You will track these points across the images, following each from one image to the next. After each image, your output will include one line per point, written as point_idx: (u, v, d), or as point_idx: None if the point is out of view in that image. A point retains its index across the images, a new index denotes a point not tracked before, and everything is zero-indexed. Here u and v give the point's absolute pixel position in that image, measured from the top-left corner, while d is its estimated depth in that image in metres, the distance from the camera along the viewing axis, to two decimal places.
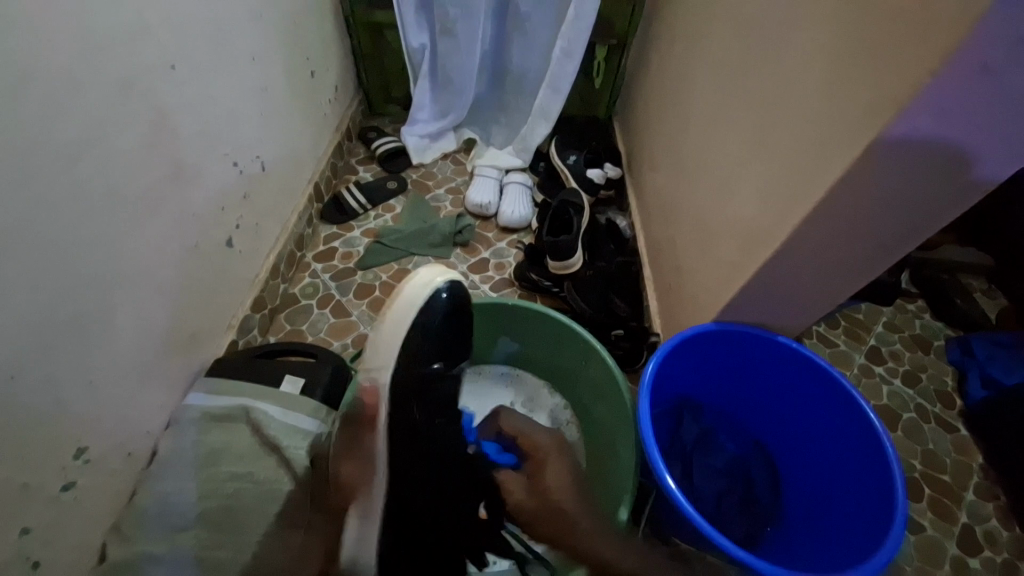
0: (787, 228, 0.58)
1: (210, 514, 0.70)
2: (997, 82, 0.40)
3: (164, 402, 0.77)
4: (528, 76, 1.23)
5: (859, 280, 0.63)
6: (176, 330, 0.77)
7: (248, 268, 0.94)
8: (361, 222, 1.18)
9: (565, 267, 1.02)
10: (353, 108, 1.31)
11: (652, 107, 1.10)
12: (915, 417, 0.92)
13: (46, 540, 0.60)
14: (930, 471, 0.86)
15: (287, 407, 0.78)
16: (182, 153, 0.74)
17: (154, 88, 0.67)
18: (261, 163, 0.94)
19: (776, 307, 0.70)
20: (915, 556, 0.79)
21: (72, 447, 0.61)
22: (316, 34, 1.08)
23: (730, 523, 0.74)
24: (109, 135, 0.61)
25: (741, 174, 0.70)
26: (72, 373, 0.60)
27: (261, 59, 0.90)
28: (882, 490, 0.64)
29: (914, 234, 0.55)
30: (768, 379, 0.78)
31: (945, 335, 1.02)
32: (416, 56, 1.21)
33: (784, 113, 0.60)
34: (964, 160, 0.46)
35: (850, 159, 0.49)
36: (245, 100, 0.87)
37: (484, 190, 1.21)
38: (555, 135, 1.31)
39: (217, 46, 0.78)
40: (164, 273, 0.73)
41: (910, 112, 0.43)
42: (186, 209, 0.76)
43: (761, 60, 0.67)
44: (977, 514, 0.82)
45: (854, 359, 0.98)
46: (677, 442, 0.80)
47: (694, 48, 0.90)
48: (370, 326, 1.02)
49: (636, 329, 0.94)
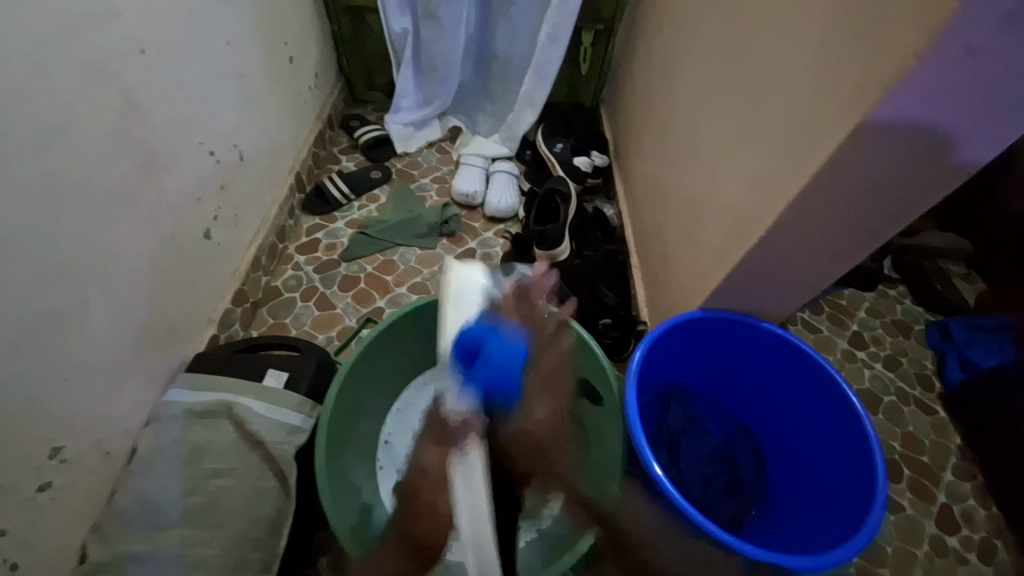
0: (773, 215, 0.57)
1: (193, 513, 0.68)
2: (982, 62, 0.40)
3: (143, 399, 0.75)
4: (513, 62, 1.20)
5: (844, 265, 0.63)
6: (153, 325, 0.75)
7: (228, 261, 0.92)
8: (345, 213, 1.16)
9: (552, 257, 1.01)
10: (334, 96, 1.28)
11: (639, 92, 1.09)
12: (895, 400, 0.94)
13: (22, 541, 0.58)
14: (909, 453, 0.88)
15: (270, 401, 0.76)
16: (155, 141, 0.71)
17: (124, 72, 0.65)
18: (239, 152, 0.91)
19: (762, 294, 0.71)
20: (894, 536, 0.81)
21: (47, 447, 0.60)
22: (294, 18, 1.04)
23: (715, 506, 0.75)
24: (75, 121, 0.59)
25: (727, 159, 0.70)
26: (45, 371, 0.58)
27: (237, 43, 0.87)
28: (864, 470, 0.66)
29: (898, 218, 0.55)
30: (754, 366, 0.79)
31: (925, 320, 1.04)
32: (398, 41, 1.18)
33: (769, 97, 0.60)
34: (949, 143, 0.46)
35: (836, 143, 0.48)
36: (221, 86, 0.84)
37: (470, 179, 1.19)
38: (542, 123, 1.29)
39: (189, 28, 0.75)
40: (140, 266, 0.71)
41: (896, 94, 0.43)
42: (160, 200, 0.73)
43: (748, 42, 0.66)
44: (954, 493, 0.85)
45: (837, 344, 1.00)
46: (664, 429, 0.81)
47: (680, 31, 0.89)
48: (356, 319, 1.00)
49: (623, 318, 0.94)
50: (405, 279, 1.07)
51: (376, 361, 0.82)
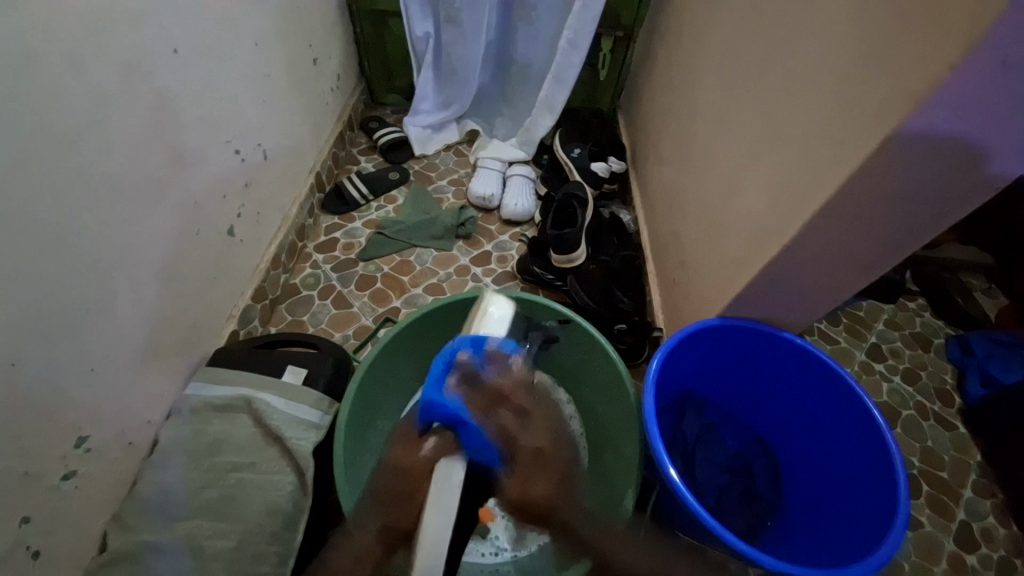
0: (797, 224, 0.57)
1: (211, 505, 0.69)
2: (1018, 76, 0.40)
3: (165, 392, 0.76)
4: (532, 67, 1.21)
5: (868, 276, 0.62)
6: (177, 319, 0.76)
7: (249, 258, 0.93)
8: (363, 213, 1.17)
9: (568, 261, 1.00)
10: (355, 97, 1.30)
11: (658, 99, 1.09)
12: (914, 414, 0.93)
13: (47, 527, 0.60)
14: (928, 468, 0.87)
15: (290, 397, 0.77)
16: (183, 139, 0.72)
17: (156, 71, 0.66)
18: (263, 151, 0.92)
19: (782, 304, 0.71)
20: (913, 552, 0.80)
21: (73, 435, 0.61)
22: (318, 21, 1.06)
23: (730, 516, 0.75)
24: (109, 118, 0.60)
25: (749, 168, 0.70)
26: (73, 361, 0.59)
27: (264, 44, 0.88)
28: (885, 485, 0.65)
29: (925, 230, 0.55)
30: (772, 376, 0.78)
31: (945, 334, 1.02)
32: (419, 45, 1.20)
33: (795, 107, 0.60)
34: (980, 156, 0.46)
35: (865, 154, 0.48)
36: (248, 85, 0.85)
37: (487, 182, 1.20)
38: (559, 127, 1.30)
39: (220, 28, 0.77)
40: (166, 261, 0.72)
41: (928, 107, 0.42)
42: (187, 197, 0.74)
43: (773, 52, 0.66)
44: (974, 511, 0.83)
45: (855, 356, 0.99)
46: (680, 437, 0.81)
47: (702, 39, 0.89)
48: (372, 318, 1.01)
49: (639, 324, 0.94)
50: (421, 280, 1.07)
51: (392, 361, 0.82)
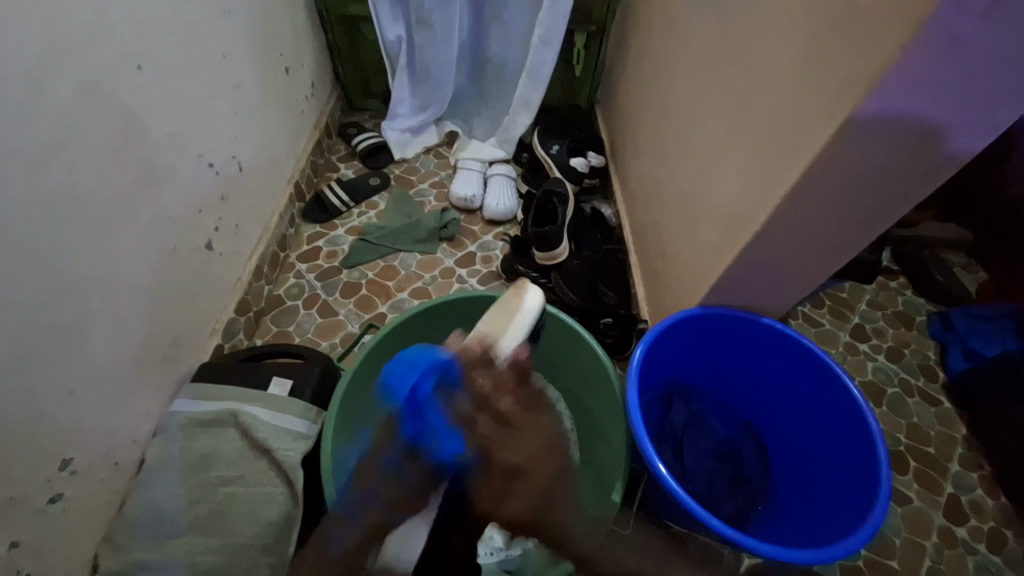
0: (765, 210, 0.58)
1: (203, 520, 0.70)
2: (968, 52, 0.40)
3: (149, 410, 0.76)
4: (507, 66, 1.22)
5: (837, 258, 0.63)
6: (158, 335, 0.76)
7: (230, 271, 0.93)
8: (346, 220, 1.17)
9: (551, 257, 1.02)
10: (331, 104, 1.29)
11: (632, 90, 1.09)
12: (899, 391, 0.94)
13: (35, 552, 0.59)
14: (915, 444, 0.88)
15: (275, 409, 0.77)
16: (155, 155, 0.72)
17: (122, 88, 0.66)
18: (239, 163, 0.92)
19: (759, 291, 0.71)
20: (901, 527, 0.81)
21: (57, 459, 0.61)
22: (287, 28, 1.05)
23: (720, 503, 0.75)
24: (74, 140, 0.59)
25: (718, 157, 0.71)
26: (51, 384, 0.59)
27: (233, 56, 0.88)
28: (867, 462, 0.66)
29: (892, 209, 0.55)
30: (752, 361, 0.79)
31: (927, 311, 1.04)
32: (393, 49, 1.19)
33: (759, 94, 0.60)
34: (939, 132, 0.47)
35: (825, 136, 0.49)
36: (218, 96, 0.85)
37: (468, 183, 1.20)
38: (537, 124, 1.30)
39: (185, 42, 0.76)
40: (143, 278, 0.72)
41: (883, 88, 0.43)
42: (161, 213, 0.74)
43: (736, 39, 0.67)
44: (962, 484, 0.85)
45: (840, 337, 1.00)
46: (667, 428, 0.81)
47: (670, 28, 0.90)
48: (358, 325, 1.01)
49: (624, 317, 0.95)
50: (406, 284, 1.07)
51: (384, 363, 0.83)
